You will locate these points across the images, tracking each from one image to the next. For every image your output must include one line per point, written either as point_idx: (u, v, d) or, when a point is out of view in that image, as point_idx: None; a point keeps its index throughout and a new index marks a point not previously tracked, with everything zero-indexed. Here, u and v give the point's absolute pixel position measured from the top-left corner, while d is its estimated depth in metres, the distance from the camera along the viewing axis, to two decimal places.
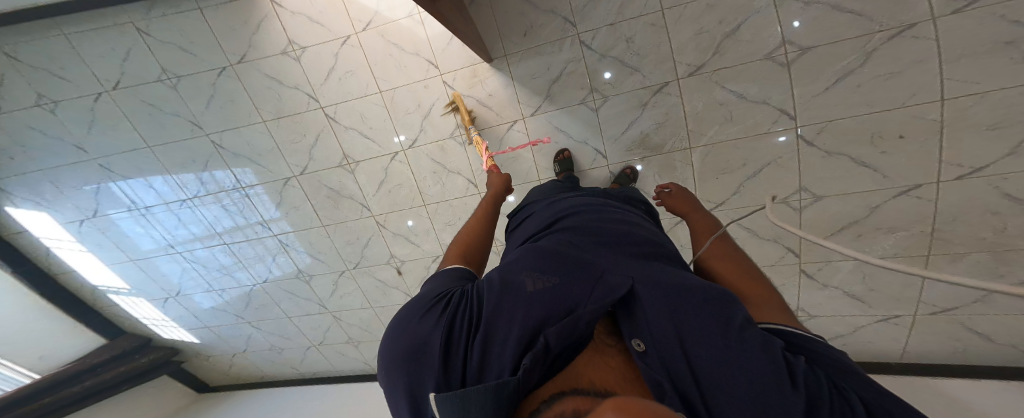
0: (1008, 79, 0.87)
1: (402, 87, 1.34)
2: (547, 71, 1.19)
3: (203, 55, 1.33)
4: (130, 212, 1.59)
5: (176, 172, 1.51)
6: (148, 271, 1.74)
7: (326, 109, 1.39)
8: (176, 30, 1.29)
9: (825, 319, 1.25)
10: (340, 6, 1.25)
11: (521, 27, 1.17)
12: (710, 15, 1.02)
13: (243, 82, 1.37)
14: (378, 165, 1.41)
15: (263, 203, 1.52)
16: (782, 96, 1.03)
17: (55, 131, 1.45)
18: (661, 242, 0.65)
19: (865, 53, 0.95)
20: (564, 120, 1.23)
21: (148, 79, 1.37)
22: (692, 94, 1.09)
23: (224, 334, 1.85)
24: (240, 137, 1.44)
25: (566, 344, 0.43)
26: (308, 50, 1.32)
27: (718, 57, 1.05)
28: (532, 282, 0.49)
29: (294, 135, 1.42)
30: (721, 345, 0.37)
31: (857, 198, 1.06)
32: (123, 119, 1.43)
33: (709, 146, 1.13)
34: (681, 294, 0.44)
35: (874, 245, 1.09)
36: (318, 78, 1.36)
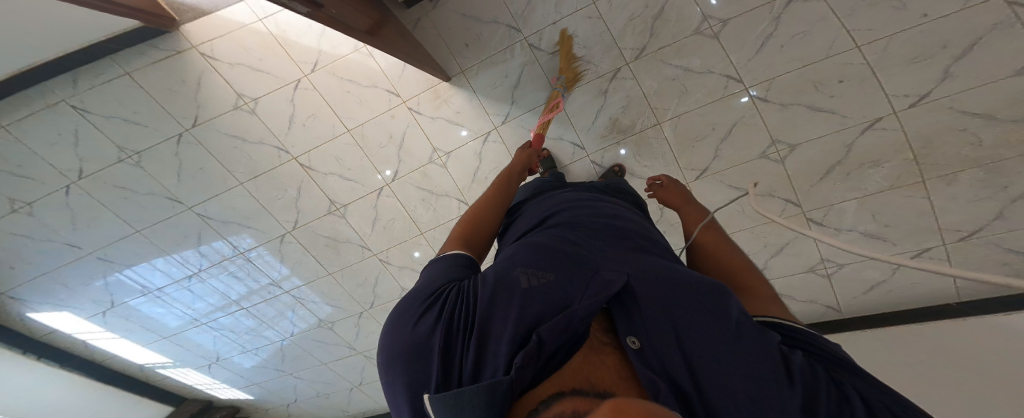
0: (898, 25, 1.01)
1: (368, 122, 1.37)
2: (505, 78, 1.24)
3: (154, 124, 1.34)
4: (146, 297, 1.63)
5: (174, 250, 1.54)
6: (182, 344, 1.80)
7: (300, 159, 1.42)
8: (115, 102, 1.28)
9: (853, 267, 1.27)
10: (280, 51, 1.31)
11: (465, 39, 1.23)
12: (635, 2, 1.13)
13: (206, 147, 1.39)
14: (366, 204, 1.46)
15: (268, 263, 1.58)
16: (722, 63, 1.13)
17: (42, 233, 1.41)
18: (649, 236, 0.74)
19: (773, 18, 1.07)
20: (534, 122, 1.27)
21: (111, 157, 1.35)
22: (643, 75, 1.18)
23: (272, 386, 1.98)
24: (223, 204, 1.48)
25: (562, 342, 0.47)
26: (262, 100, 1.36)
27: (654, 38, 1.15)
28: (527, 280, 0.57)
29: (277, 190, 1.46)
30: (717, 342, 0.45)
31: (826, 140, 1.13)
32: (100, 207, 1.42)
33: (676, 118, 1.20)
34: (676, 293, 0.53)
35: (867, 181, 1.13)
36: (282, 128, 1.40)
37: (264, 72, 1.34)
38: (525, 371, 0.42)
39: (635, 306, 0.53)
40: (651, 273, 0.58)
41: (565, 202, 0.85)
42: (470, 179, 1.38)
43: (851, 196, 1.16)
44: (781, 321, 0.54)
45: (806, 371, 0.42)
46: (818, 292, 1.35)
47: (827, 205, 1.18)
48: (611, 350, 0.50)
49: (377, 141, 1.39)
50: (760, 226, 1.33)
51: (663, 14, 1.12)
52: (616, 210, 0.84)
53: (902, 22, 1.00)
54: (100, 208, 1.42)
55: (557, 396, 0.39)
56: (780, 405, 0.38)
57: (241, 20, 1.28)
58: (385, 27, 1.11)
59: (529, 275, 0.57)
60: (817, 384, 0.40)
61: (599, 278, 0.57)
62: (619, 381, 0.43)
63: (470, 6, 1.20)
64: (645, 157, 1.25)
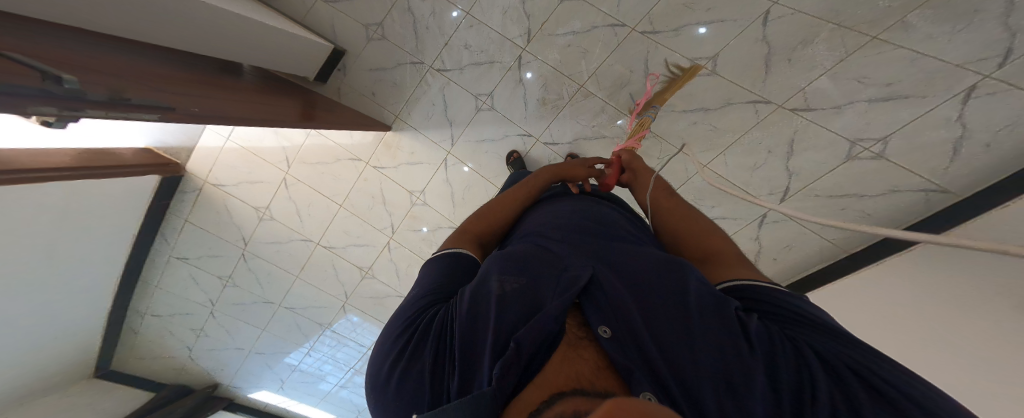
0: None
1: (352, 191, 1.54)
2: (434, 106, 1.36)
3: (222, 251, 1.62)
4: (297, 371, 1.91)
5: (291, 336, 1.80)
6: (336, 403, 2.04)
7: (323, 243, 1.61)
8: (194, 244, 1.59)
9: (901, 137, 1.08)
10: (258, 161, 1.52)
11: (390, 88, 1.37)
12: None
13: (262, 255, 1.63)
14: (385, 261, 1.62)
15: (347, 328, 1.78)
16: (599, 17, 1.17)
17: (220, 344, 1.81)
18: (620, 226, 0.73)
19: None
20: (476, 132, 1.37)
21: (218, 286, 1.67)
22: (542, 53, 1.24)
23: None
24: (295, 294, 1.70)
25: (537, 345, 0.45)
26: (272, 205, 1.57)
27: (532, 19, 1.21)
28: (500, 284, 0.53)
29: (320, 272, 1.66)
30: (688, 322, 0.44)
31: (738, 44, 1.12)
32: (235, 321, 1.75)
33: (592, 75, 1.25)
34: (646, 285, 0.52)
35: (812, 60, 1.08)
36: (296, 223, 1.59)
37: (258, 181, 1.54)
38: (508, 377, 0.43)
39: (604, 294, 0.50)
40: (626, 265, 0.56)
41: (538, 206, 0.84)
42: (449, 203, 1.48)
43: (814, 75, 1.09)
44: (758, 283, 0.49)
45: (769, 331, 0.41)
46: (876, 179, 1.15)
47: (796, 90, 1.13)
48: (588, 342, 0.47)
49: (364, 204, 1.54)
50: (749, 134, 1.22)
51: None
52: (592, 204, 0.82)
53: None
54: (236, 321, 1.75)
55: (557, 396, 0.36)
56: (748, 370, 0.37)
57: (215, 145, 1.50)
58: (319, 103, 1.29)
59: (501, 278, 0.54)
60: (779, 346, 0.38)
61: (567, 272, 0.55)
62: (597, 374, 0.41)
63: (371, 61, 1.34)
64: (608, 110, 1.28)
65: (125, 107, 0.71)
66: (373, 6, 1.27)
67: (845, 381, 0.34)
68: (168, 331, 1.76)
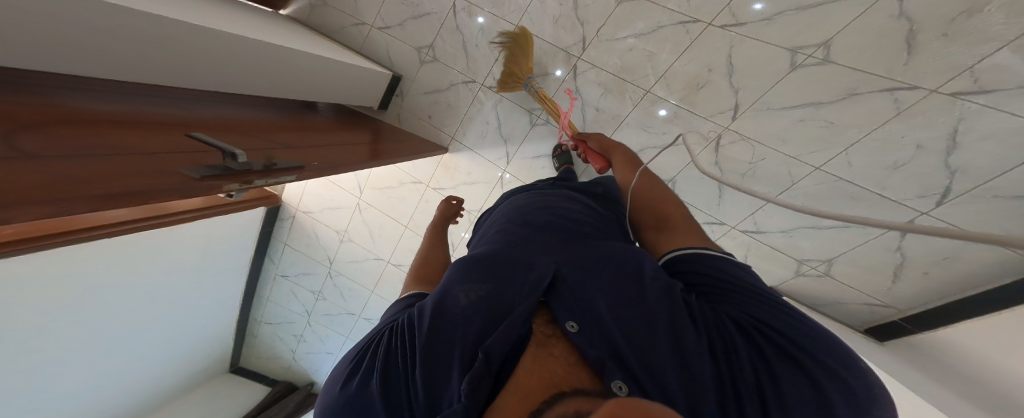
0: None
1: (415, 214, 1.61)
2: (488, 125, 1.35)
3: (312, 268, 1.84)
4: None
5: None
6: None
7: (393, 262, 1.71)
8: (295, 262, 1.85)
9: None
10: (338, 189, 1.70)
11: (445, 109, 1.39)
12: (550, 4, 1.12)
13: (342, 273, 1.81)
14: None
15: None
16: (667, 15, 1.03)
17: (314, 348, 1.99)
18: (584, 222, 0.78)
19: None
20: (533, 149, 1.32)
21: (312, 299, 1.90)
22: (601, 59, 1.13)
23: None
24: (373, 307, 1.82)
25: (506, 350, 0.51)
26: (350, 228, 1.73)
27: (588, 24, 1.11)
28: (464, 295, 0.59)
29: (392, 287, 1.75)
30: (646, 311, 0.52)
31: (861, 23, 0.88)
32: (326, 329, 1.94)
33: (661, 79, 1.10)
34: (601, 282, 0.58)
35: (987, 27, 0.78)
36: (370, 242, 1.72)
37: (337, 207, 1.72)
38: (479, 388, 0.47)
39: (570, 293, 0.57)
40: (582, 265, 0.62)
41: (507, 210, 0.91)
42: None
43: (990, 49, 0.79)
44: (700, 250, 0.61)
45: (715, 315, 0.49)
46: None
47: (961, 70, 0.83)
48: (557, 338, 0.53)
49: (427, 225, 1.60)
50: (885, 127, 0.94)
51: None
52: (556, 202, 0.87)
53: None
54: (327, 329, 1.94)
55: (558, 396, 0.40)
56: (704, 356, 0.45)
57: None
58: (381, 128, 1.38)
59: (465, 289, 0.60)
60: (725, 327, 0.47)
61: (533, 274, 0.62)
62: (571, 367, 0.47)
63: (425, 84, 1.38)
64: (695, 111, 1.11)
65: (274, 171, 0.79)
66: (422, 30, 1.30)
67: (765, 352, 0.44)
68: (278, 335, 2.02)
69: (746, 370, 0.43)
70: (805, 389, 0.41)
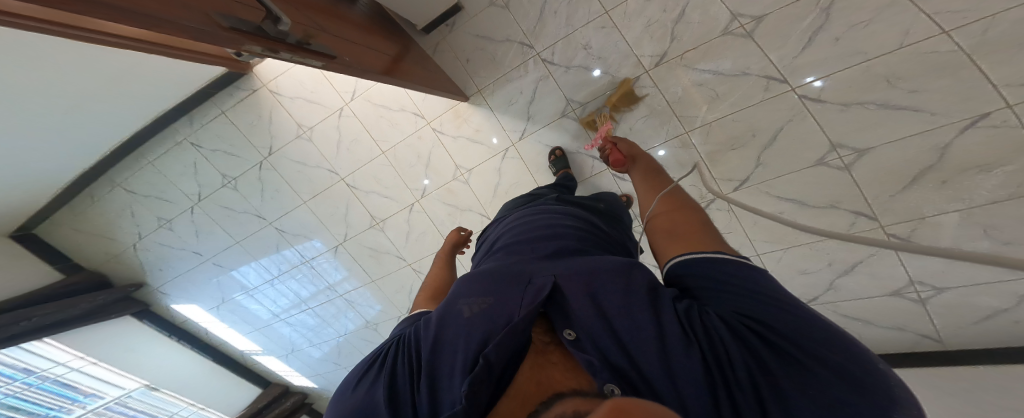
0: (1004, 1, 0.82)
1: (400, 143, 1.43)
2: (520, 95, 1.26)
3: (245, 155, 1.50)
4: (246, 294, 1.84)
5: (262, 257, 1.71)
6: (270, 336, 2.02)
7: (347, 179, 1.53)
8: (217, 137, 1.47)
9: (956, 292, 1.06)
10: (327, 84, 1.43)
11: (486, 61, 1.27)
12: (653, 6, 1.09)
13: (279, 171, 1.53)
14: (401, 219, 1.53)
15: (327, 269, 1.71)
16: (759, 64, 1.04)
17: (176, 244, 1.67)
18: (592, 231, 0.76)
19: (823, 7, 0.97)
20: (551, 136, 1.27)
21: (217, 183, 1.54)
22: (665, 82, 1.13)
23: (333, 377, 2.13)
24: (293, 219, 1.61)
25: (507, 359, 0.48)
26: (316, 128, 1.48)
27: (677, 42, 1.10)
28: (468, 307, 0.57)
29: (330, 207, 1.57)
30: (630, 311, 0.49)
31: (912, 141, 0.96)
32: (213, 224, 1.63)
33: (705, 126, 1.13)
34: (586, 279, 0.55)
35: (972, 191, 0.93)
36: (332, 151, 1.50)
37: (316, 102, 1.45)
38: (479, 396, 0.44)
39: (563, 301, 0.54)
40: (578, 266, 0.59)
41: (516, 220, 0.88)
42: (491, 195, 1.38)
43: (950, 208, 0.96)
44: (713, 254, 0.51)
45: (689, 316, 0.45)
46: (907, 319, 1.15)
47: (916, 218, 1.00)
48: (554, 346, 0.51)
49: (409, 159, 1.44)
50: (824, 241, 1.18)
51: (686, 9, 1.07)
52: (562, 217, 0.81)
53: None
54: (212, 224, 1.62)
55: (557, 396, 0.39)
56: (679, 359, 0.42)
57: None
58: (411, 49, 1.20)
59: (468, 301, 0.58)
60: (696, 324, 0.44)
61: (532, 286, 0.57)
62: (567, 373, 0.45)
63: (480, 28, 1.25)
64: (715, 165, 1.15)
65: (304, 52, 0.72)
66: None
67: (760, 358, 0.40)
68: (131, 211, 1.58)
69: (741, 378, 0.39)
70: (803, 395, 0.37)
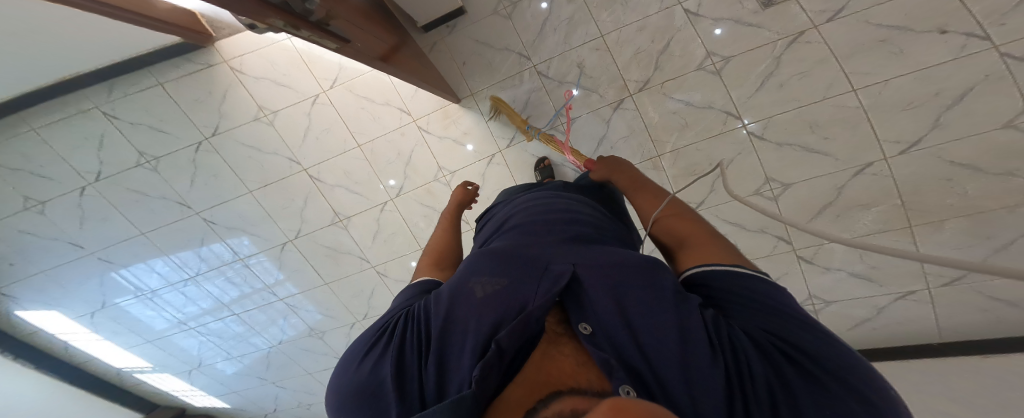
0: (896, 69, 1.06)
1: (379, 138, 1.36)
2: (513, 104, 1.29)
3: (178, 133, 1.34)
4: (137, 297, 1.57)
5: (173, 252, 1.50)
6: (166, 348, 1.71)
7: (309, 171, 1.41)
8: (141, 110, 1.30)
9: (837, 305, 1.28)
10: (303, 68, 1.32)
11: (482, 66, 1.29)
12: (643, 35, 1.21)
13: (222, 155, 1.39)
14: (368, 217, 1.41)
15: (266, 270, 1.51)
16: (722, 99, 1.20)
17: (51, 233, 1.41)
18: (599, 224, 0.82)
19: (775, 56, 1.14)
20: (538, 147, 1.32)
21: (129, 162, 1.35)
22: (646, 107, 1.24)
23: (253, 394, 1.85)
24: (230, 210, 1.45)
25: (517, 346, 0.52)
26: (281, 112, 1.37)
27: (660, 71, 1.22)
28: (483, 290, 0.60)
29: (284, 200, 1.44)
30: (655, 312, 0.54)
31: (824, 179, 1.17)
32: (109, 209, 1.41)
33: (675, 152, 1.26)
34: (613, 277, 0.60)
35: (855, 224, 1.17)
36: (296, 140, 1.39)
37: (287, 86, 1.34)
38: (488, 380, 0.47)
39: (586, 295, 0.59)
40: (594, 260, 0.65)
41: (523, 205, 0.93)
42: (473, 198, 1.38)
43: (842, 236, 1.19)
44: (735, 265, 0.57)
45: (712, 322, 0.50)
46: None
47: (817, 244, 1.23)
48: (567, 338, 0.56)
49: (387, 156, 1.38)
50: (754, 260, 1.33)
51: (670, 44, 1.20)
52: (572, 204, 0.89)
53: (946, 44, 1.01)
54: (107, 208, 1.40)
55: (553, 395, 0.41)
56: (699, 359, 0.47)
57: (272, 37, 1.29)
58: (408, 45, 1.19)
59: (484, 284, 0.61)
60: (722, 331, 0.49)
61: (548, 275, 0.62)
62: (579, 364, 0.49)
63: (481, 34, 1.27)
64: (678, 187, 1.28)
65: (321, 32, 0.75)
66: None
67: (777, 367, 0.45)
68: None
69: (756, 381, 0.44)
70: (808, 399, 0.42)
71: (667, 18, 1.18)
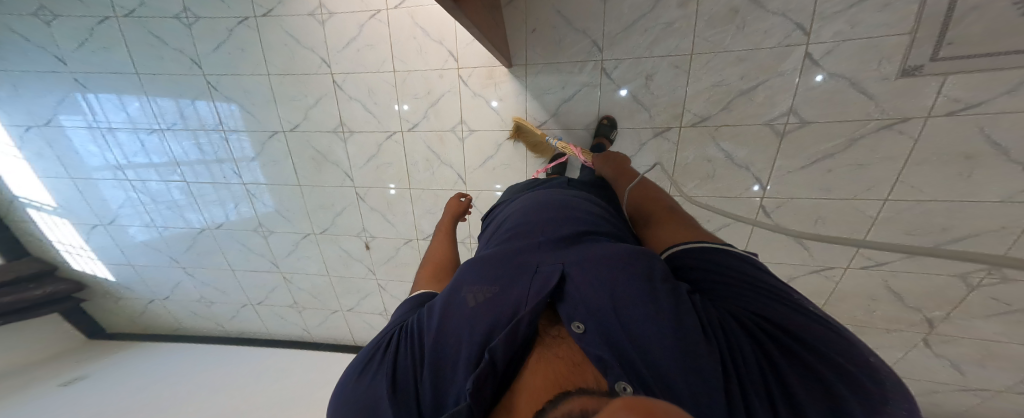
0: (942, 193, 1.02)
1: (416, 72, 1.18)
2: (561, 89, 1.16)
3: (237, 7, 1.18)
4: (90, 129, 1.40)
5: (155, 96, 1.34)
6: (84, 192, 1.51)
7: (335, 76, 1.23)
8: None
9: None
10: None
11: (548, 40, 1.10)
12: (737, 68, 1.04)
13: (261, 35, 1.21)
14: (372, 141, 1.30)
15: (241, 149, 1.36)
16: (762, 165, 1.12)
17: (38, 41, 1.29)
18: (605, 213, 0.72)
19: (852, 137, 1.03)
20: (563, 140, 1.22)
21: (170, 12, 1.22)
22: (687, 145, 1.15)
23: (153, 274, 1.66)
24: (238, 83, 1.28)
25: (510, 355, 0.48)
26: (336, 14, 1.15)
27: (726, 113, 1.09)
28: (472, 296, 0.53)
29: (295, 93, 1.27)
30: (643, 300, 0.45)
31: (791, 264, 1.22)
32: (120, 41, 1.27)
33: (685, 197, 1.22)
34: (598, 264, 0.51)
35: None
36: (337, 44, 1.19)
37: None
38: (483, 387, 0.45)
39: (574, 290, 0.50)
40: (586, 250, 0.55)
41: (521, 197, 0.83)
42: (479, 162, 1.28)
43: None
44: (703, 245, 0.52)
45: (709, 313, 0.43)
46: None
47: None
48: (562, 338, 0.50)
49: (412, 100, 1.22)
50: None
51: (760, 87, 1.04)
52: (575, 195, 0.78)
53: (1012, 182, 0.96)
54: (117, 36, 1.27)
55: (564, 394, 0.39)
56: (703, 363, 0.39)
57: None
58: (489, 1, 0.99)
59: (472, 289, 0.54)
60: (715, 325, 0.42)
61: (539, 273, 0.54)
62: (574, 367, 0.44)
63: (568, 4, 1.06)
64: None
65: None
66: None
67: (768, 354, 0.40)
68: None
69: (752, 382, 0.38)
70: (809, 390, 0.38)
71: (779, 58, 1.00)
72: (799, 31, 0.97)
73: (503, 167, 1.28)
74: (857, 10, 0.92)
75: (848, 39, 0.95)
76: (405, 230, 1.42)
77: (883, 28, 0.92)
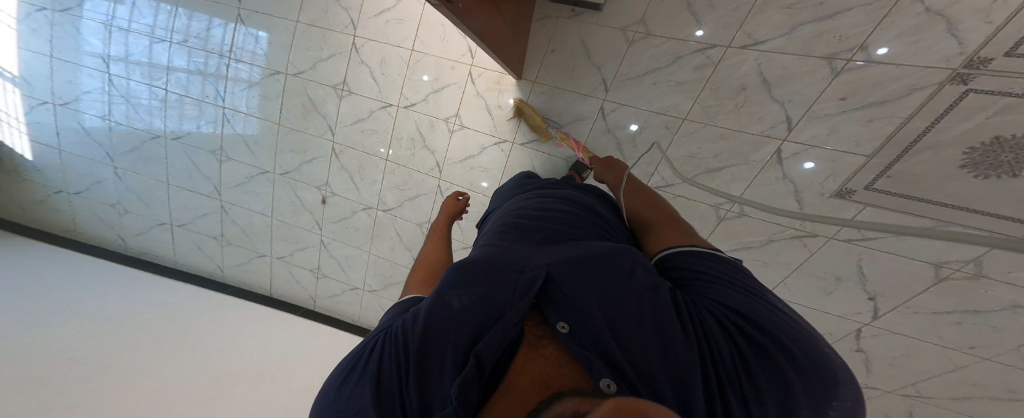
0: (813, 301, 1.08)
1: (433, 57, 1.20)
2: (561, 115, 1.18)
3: None
4: (101, 23, 1.35)
5: (183, 7, 1.30)
6: (55, 72, 1.41)
7: (357, 39, 1.23)
8: None
9: None
10: None
11: (566, 66, 1.15)
12: (716, 144, 1.07)
13: None
14: (369, 106, 1.28)
15: (235, 76, 1.32)
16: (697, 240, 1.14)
17: None
18: (597, 214, 0.67)
19: (767, 236, 1.06)
20: (539, 162, 1.22)
21: None
22: None
23: (83, 172, 1.52)
24: (265, 22, 1.27)
25: (498, 358, 0.39)
26: None
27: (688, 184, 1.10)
28: (454, 298, 0.42)
29: (313, 44, 1.26)
30: (633, 304, 0.41)
31: None
32: None
33: None
34: (587, 267, 0.45)
35: None
36: (373, 10, 1.20)
37: None
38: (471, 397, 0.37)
39: (564, 293, 0.43)
40: (576, 251, 0.48)
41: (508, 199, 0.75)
42: (460, 158, 1.26)
43: None
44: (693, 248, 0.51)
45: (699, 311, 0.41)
46: None
47: None
48: (547, 340, 0.41)
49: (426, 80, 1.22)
50: None
51: (726, 168, 1.07)
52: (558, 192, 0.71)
53: (855, 305, 1.03)
54: None
55: (553, 397, 0.32)
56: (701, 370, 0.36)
57: None
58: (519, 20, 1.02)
59: (452, 291, 0.43)
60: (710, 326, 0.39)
61: (525, 273, 0.45)
62: (560, 372, 0.37)
63: (592, 41, 1.11)
64: None
65: None
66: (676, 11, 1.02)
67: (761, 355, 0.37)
68: None
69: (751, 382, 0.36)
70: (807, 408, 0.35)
71: (755, 146, 1.03)
72: (785, 124, 1.00)
73: (473, 170, 1.26)
74: (842, 118, 0.94)
75: (821, 145, 0.97)
76: (368, 198, 1.37)
77: (853, 144, 0.94)
